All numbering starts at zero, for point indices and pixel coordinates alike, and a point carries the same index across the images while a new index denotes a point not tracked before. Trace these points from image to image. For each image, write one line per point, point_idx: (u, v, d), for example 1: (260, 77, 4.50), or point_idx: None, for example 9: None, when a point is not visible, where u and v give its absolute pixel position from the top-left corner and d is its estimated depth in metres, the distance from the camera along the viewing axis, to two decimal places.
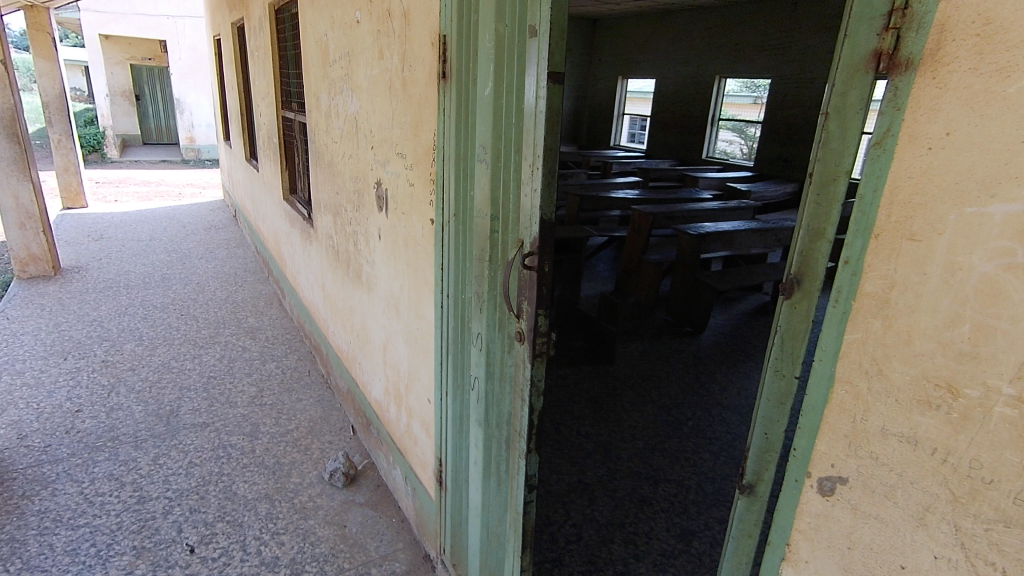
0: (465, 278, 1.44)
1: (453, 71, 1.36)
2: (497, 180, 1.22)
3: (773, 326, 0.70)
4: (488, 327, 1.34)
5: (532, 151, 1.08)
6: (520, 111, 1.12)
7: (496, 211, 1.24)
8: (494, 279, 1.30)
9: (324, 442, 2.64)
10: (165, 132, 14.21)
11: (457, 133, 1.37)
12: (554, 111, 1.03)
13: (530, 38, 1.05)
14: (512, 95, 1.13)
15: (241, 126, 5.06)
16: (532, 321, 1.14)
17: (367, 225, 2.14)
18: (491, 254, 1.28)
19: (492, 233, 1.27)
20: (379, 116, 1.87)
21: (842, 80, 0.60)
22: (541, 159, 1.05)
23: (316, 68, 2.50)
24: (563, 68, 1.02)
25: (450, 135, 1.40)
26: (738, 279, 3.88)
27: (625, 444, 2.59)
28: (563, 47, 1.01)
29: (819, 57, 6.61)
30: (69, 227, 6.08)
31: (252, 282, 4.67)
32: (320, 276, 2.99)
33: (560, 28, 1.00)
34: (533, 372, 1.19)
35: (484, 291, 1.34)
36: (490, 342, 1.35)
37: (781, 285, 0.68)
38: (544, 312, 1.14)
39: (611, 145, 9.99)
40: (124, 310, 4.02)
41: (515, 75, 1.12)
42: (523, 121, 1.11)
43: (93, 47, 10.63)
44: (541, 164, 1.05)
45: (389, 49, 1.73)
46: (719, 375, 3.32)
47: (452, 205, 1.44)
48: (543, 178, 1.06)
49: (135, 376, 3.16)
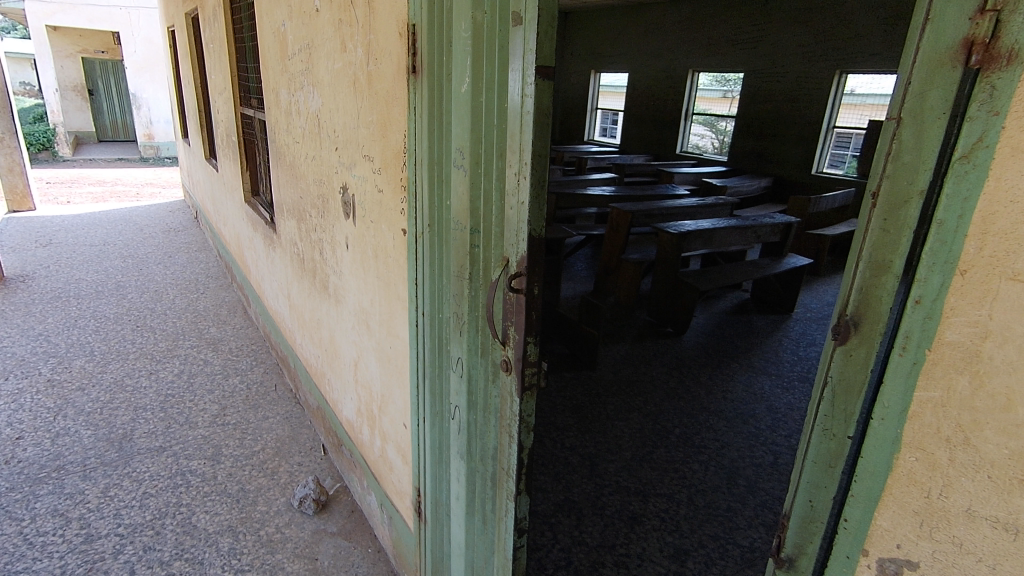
0: (441, 295, 1.30)
1: (424, 65, 1.21)
2: (477, 189, 1.08)
3: (821, 377, 0.60)
4: (469, 352, 1.21)
5: (517, 159, 0.94)
6: (503, 111, 0.97)
7: (475, 224, 1.10)
8: (473, 299, 1.16)
9: (292, 465, 2.47)
10: (122, 129, 13.64)
11: (430, 134, 1.22)
12: (542, 112, 0.90)
13: (513, 27, 0.91)
14: (493, 92, 0.99)
15: (199, 123, 4.79)
16: (520, 350, 1.01)
17: (332, 233, 1.98)
18: (471, 271, 1.14)
19: (472, 248, 1.13)
20: (343, 114, 1.71)
21: (920, 77, 0.50)
22: (528, 168, 0.92)
23: (274, 61, 2.31)
24: (552, 62, 0.88)
25: (422, 138, 1.25)
26: (719, 278, 3.82)
27: (612, 456, 2.49)
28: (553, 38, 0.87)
29: (791, 51, 6.62)
30: (15, 231, 5.70)
31: (214, 289, 4.43)
32: (285, 284, 2.81)
33: (549, 16, 0.86)
34: (522, 407, 1.05)
35: (463, 312, 1.20)
36: (472, 370, 1.21)
37: (833, 328, 0.58)
38: (533, 340, 1.00)
39: (584, 140, 9.92)
40: (73, 322, 3.75)
41: (496, 68, 0.97)
42: (506, 123, 0.97)
43: (39, 40, 10.06)
44: (529, 172, 0.92)
45: (352, 41, 1.57)
46: (702, 378, 3.25)
47: (425, 214, 1.29)
48: (530, 191, 0.92)
49: (83, 396, 2.92)
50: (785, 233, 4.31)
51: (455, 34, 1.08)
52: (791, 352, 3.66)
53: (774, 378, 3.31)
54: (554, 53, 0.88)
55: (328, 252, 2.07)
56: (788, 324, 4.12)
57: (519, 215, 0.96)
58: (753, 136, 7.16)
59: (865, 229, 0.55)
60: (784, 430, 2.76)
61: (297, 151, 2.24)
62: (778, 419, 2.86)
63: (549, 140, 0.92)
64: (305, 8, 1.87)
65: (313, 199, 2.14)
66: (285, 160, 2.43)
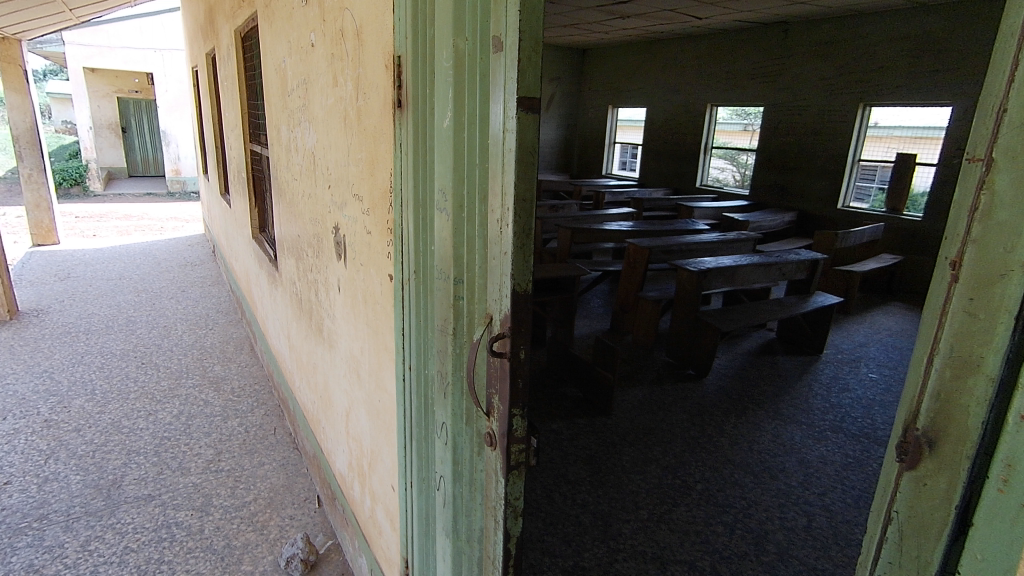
0: (428, 351, 1.17)
1: (409, 98, 1.10)
2: (460, 234, 0.95)
3: (895, 500, 0.57)
4: (453, 415, 1.07)
5: (498, 205, 0.82)
6: (485, 149, 0.86)
7: (459, 273, 0.97)
8: (458, 358, 1.02)
9: (284, 518, 2.32)
10: (152, 165, 14.07)
11: (415, 174, 1.11)
12: (527, 148, 0.77)
13: (493, 53, 0.80)
14: (475, 128, 0.88)
15: (215, 160, 4.82)
16: (505, 425, 0.87)
17: (326, 275, 1.87)
18: (455, 325, 1.01)
19: (456, 300, 0.99)
20: (335, 151, 1.62)
21: (1013, 125, 0.46)
22: (511, 214, 0.79)
23: (276, 98, 2.26)
24: (537, 92, 0.76)
25: (407, 179, 1.14)
26: (743, 318, 3.63)
27: (627, 515, 2.29)
28: (538, 65, 0.75)
29: (812, 84, 6.51)
30: (37, 265, 5.78)
31: (223, 325, 4.37)
32: (285, 324, 2.70)
33: (531, 39, 0.74)
34: (508, 489, 0.90)
35: (447, 372, 1.06)
36: (457, 438, 1.07)
37: (903, 447, 0.56)
38: (520, 413, 0.86)
39: (603, 174, 9.86)
40: (79, 359, 3.70)
41: (478, 100, 0.86)
42: (489, 161, 0.85)
43: (76, 80, 10.48)
44: (511, 219, 0.79)
45: (343, 74, 1.49)
46: (726, 427, 3.03)
47: (411, 261, 1.17)
48: (513, 240, 0.79)
49: (78, 438, 2.82)
50: (812, 271, 4.11)
51: (436, 60, 0.97)
52: (823, 399, 3.42)
53: (805, 427, 3.07)
54: (540, 82, 0.76)
55: (323, 294, 1.96)
56: (818, 367, 3.89)
57: (501, 266, 0.83)
58: (775, 169, 7.00)
59: (947, 318, 0.52)
60: (817, 488, 2.53)
61: (296, 190, 2.16)
62: (811, 475, 2.63)
63: (535, 182, 0.79)
64: (303, 42, 1.81)
65: (310, 237, 2.05)
66: (286, 198, 2.36)
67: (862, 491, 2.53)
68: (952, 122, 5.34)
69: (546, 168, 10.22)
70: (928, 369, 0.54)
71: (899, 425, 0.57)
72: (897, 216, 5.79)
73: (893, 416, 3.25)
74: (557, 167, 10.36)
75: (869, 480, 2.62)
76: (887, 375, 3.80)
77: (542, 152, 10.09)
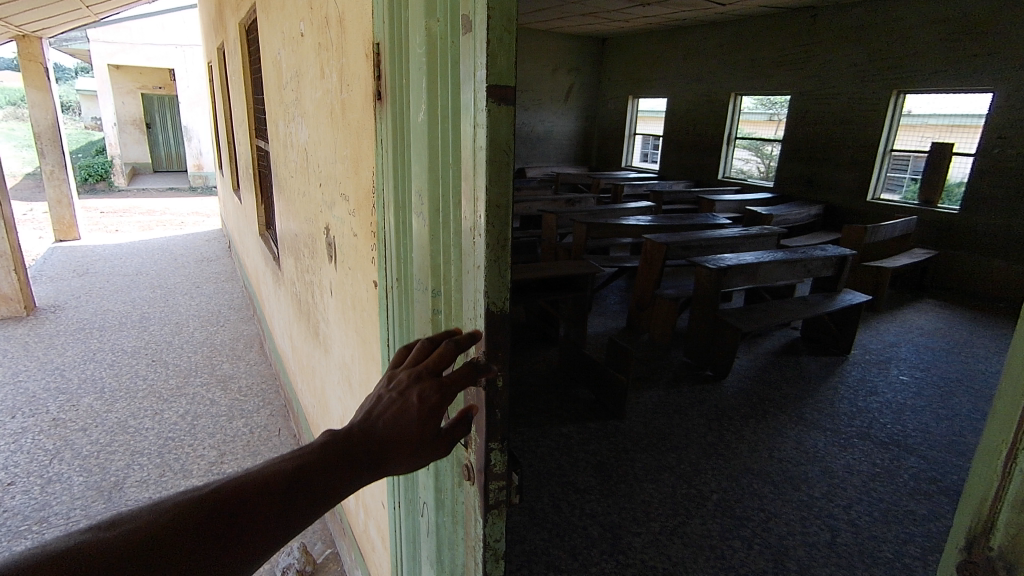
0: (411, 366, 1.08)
1: (388, 90, 1.00)
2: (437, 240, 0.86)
3: None
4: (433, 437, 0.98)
5: (471, 213, 0.72)
6: (459, 148, 0.76)
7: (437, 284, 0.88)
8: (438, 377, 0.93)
9: None
10: (176, 160, 14.27)
11: (394, 174, 1.01)
12: (498, 146, 0.67)
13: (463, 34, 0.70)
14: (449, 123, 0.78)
15: (228, 156, 4.79)
16: (483, 459, 0.78)
17: (321, 277, 1.80)
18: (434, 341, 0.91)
19: (434, 314, 0.90)
20: (324, 147, 1.53)
21: None
22: (482, 221, 0.69)
23: (273, 91, 2.18)
24: (511, 79, 0.65)
25: (388, 179, 1.04)
26: (765, 317, 3.48)
27: (638, 527, 2.18)
28: (512, 47, 0.65)
29: (842, 71, 6.24)
30: (58, 261, 5.86)
31: (234, 321, 4.35)
32: (288, 325, 2.65)
33: (502, 16, 0.63)
34: (485, 530, 0.81)
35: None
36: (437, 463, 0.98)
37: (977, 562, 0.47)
38: (498, 446, 0.77)
39: (623, 166, 9.66)
40: (91, 356, 3.71)
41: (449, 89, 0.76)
42: (462, 161, 0.75)
43: (101, 77, 10.62)
44: (484, 227, 0.69)
45: (330, 65, 1.39)
46: (745, 433, 2.89)
47: (393, 267, 1.07)
48: (487, 252, 0.70)
49: (84, 438, 2.80)
50: (839, 267, 3.92)
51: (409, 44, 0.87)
52: (849, 403, 3.25)
53: (830, 434, 2.91)
54: (515, 68, 0.65)
55: (318, 297, 1.88)
56: (844, 369, 3.71)
57: (476, 281, 0.74)
58: (801, 160, 6.75)
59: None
60: (842, 500, 2.39)
61: (293, 187, 2.08)
62: (835, 486, 2.48)
63: (510, 185, 0.69)
64: (296, 31, 1.72)
65: (306, 237, 1.97)
66: (285, 195, 2.28)
67: (890, 504, 2.38)
68: (992, 109, 5.07)
69: (564, 161, 10.04)
70: (1006, 473, 0.46)
71: (959, 525, 0.49)
72: (931, 208, 5.53)
73: (925, 421, 3.07)
74: (576, 159, 10.19)
75: (898, 491, 2.46)
76: (918, 377, 3.60)
77: (560, 145, 9.91)
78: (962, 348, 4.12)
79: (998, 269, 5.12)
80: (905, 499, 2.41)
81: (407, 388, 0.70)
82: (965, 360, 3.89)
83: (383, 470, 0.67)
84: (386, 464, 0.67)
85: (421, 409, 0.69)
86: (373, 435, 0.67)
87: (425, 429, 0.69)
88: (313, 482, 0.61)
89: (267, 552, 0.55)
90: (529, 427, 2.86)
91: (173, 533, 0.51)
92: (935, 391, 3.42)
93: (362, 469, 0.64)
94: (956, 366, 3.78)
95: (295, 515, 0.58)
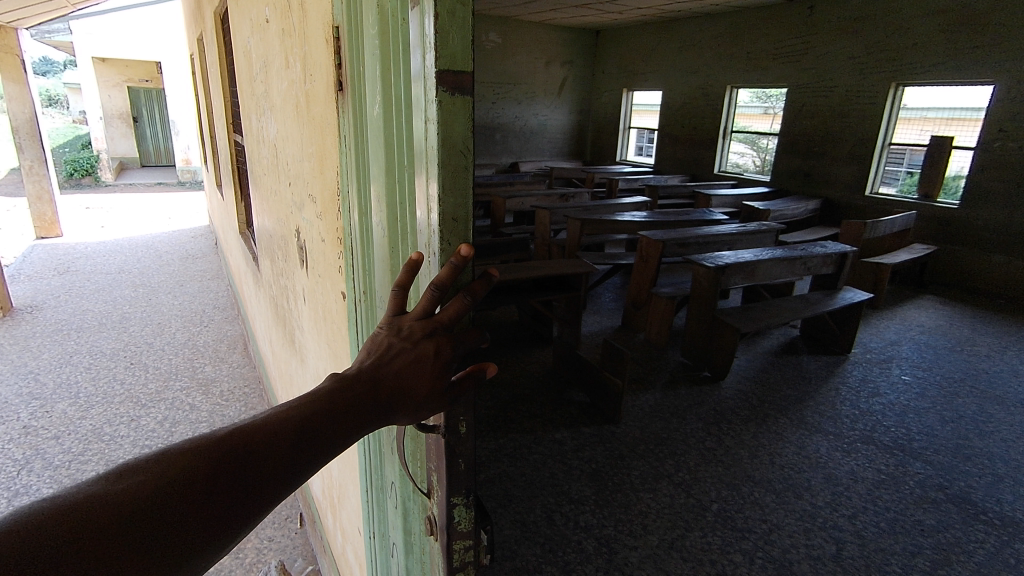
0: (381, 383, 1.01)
1: (345, 81, 0.90)
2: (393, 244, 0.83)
3: None
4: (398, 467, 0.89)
5: (425, 219, 0.72)
6: (411, 148, 0.72)
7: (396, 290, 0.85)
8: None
9: (261, 540, 2.14)
10: (164, 154, 14.04)
11: (354, 166, 0.88)
12: (450, 144, 0.66)
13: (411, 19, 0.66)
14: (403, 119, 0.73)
15: (210, 150, 4.64)
16: (447, 514, 0.76)
17: (293, 284, 1.67)
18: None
19: None
20: (292, 142, 1.40)
21: None
22: (438, 230, 0.70)
23: (245, 83, 2.04)
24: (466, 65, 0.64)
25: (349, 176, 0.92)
26: (765, 318, 3.38)
27: (635, 541, 2.08)
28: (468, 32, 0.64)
29: (839, 63, 6.13)
30: (38, 259, 5.69)
31: (218, 322, 4.22)
32: (267, 327, 2.53)
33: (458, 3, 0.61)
34: None
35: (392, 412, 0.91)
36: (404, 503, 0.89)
37: None
38: (462, 500, 0.76)
39: (618, 161, 9.53)
40: (67, 359, 3.57)
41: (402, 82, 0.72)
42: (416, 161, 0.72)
43: (85, 70, 10.40)
44: (438, 232, 0.70)
45: (293, 53, 1.27)
46: (745, 438, 2.79)
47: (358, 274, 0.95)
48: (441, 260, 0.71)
49: (56, 447, 2.68)
50: (839, 264, 3.83)
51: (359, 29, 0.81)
52: (851, 405, 3.16)
53: (832, 438, 2.82)
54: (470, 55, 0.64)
55: (292, 305, 1.75)
56: (844, 369, 3.62)
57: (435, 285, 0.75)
58: (798, 154, 6.65)
59: None
60: (847, 510, 2.30)
61: (267, 186, 1.94)
62: (839, 495, 2.39)
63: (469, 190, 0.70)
64: (263, 16, 1.59)
65: (279, 239, 1.84)
66: (259, 193, 2.14)
67: (897, 514, 2.29)
68: (993, 102, 4.98)
69: (558, 154, 9.91)
70: None
71: None
72: (930, 203, 5.45)
73: (929, 424, 2.98)
74: (570, 153, 10.06)
75: (904, 499, 2.37)
76: (921, 377, 3.52)
77: (554, 138, 9.77)
78: (963, 346, 4.04)
79: (999, 265, 5.04)
80: (912, 508, 2.32)
81: (418, 338, 0.68)
82: (967, 359, 3.82)
83: (389, 419, 0.69)
84: (392, 414, 0.68)
85: (436, 362, 0.68)
86: (383, 383, 0.68)
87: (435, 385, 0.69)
88: (321, 425, 0.63)
89: (280, 496, 0.59)
90: (522, 433, 2.76)
91: (194, 479, 0.53)
92: (938, 392, 3.34)
93: (365, 417, 0.66)
94: (959, 365, 3.70)
95: (305, 463, 0.61)
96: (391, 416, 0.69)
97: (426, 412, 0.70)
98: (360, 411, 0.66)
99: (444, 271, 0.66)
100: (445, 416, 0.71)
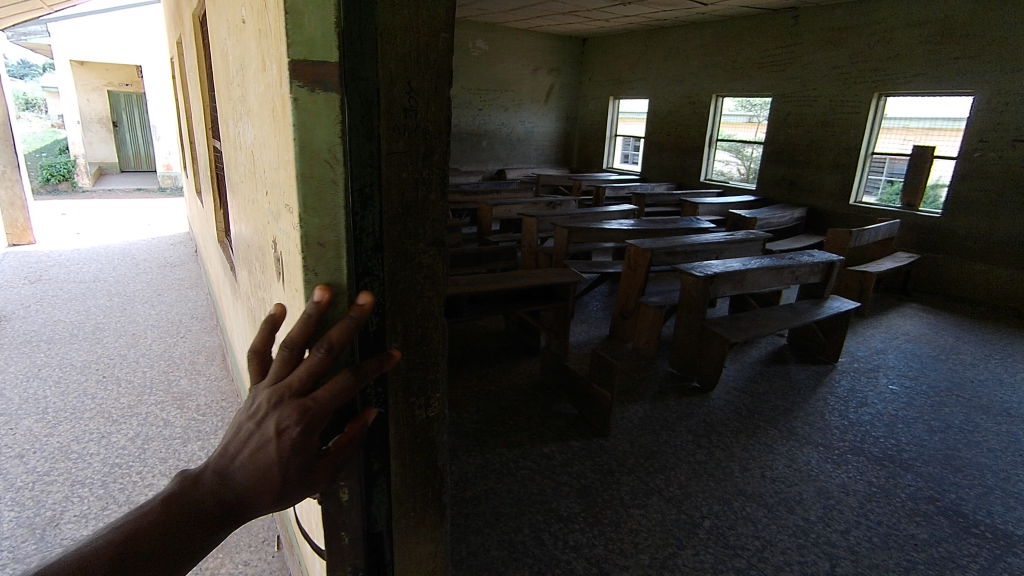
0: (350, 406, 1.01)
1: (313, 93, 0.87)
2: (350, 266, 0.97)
3: None
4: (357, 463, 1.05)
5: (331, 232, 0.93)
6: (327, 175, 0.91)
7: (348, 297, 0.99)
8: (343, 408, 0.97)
9: (237, 564, 2.05)
10: (144, 159, 13.77)
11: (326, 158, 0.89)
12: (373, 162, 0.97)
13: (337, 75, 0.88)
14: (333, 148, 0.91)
15: (189, 156, 4.53)
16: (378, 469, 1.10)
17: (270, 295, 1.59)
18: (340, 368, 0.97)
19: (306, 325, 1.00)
20: (269, 148, 1.32)
21: None
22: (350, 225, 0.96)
23: (223, 86, 1.96)
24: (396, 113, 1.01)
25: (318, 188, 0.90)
26: (754, 328, 3.35)
27: (626, 561, 2.02)
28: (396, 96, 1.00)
29: (824, 72, 6.17)
30: (9, 267, 5.51)
31: (196, 332, 4.09)
32: (245, 340, 2.44)
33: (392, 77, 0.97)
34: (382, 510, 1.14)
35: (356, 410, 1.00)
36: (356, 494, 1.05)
37: None
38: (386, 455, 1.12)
39: (604, 168, 9.53)
40: (36, 372, 3.43)
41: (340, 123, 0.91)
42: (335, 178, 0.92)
43: (62, 73, 10.16)
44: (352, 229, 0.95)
45: (269, 55, 1.21)
46: (735, 450, 2.75)
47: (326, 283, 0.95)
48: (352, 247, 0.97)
49: (19, 467, 2.55)
50: (827, 273, 3.82)
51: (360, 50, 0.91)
52: (840, 416, 3.14)
53: (823, 450, 2.79)
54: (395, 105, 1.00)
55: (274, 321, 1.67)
56: (832, 378, 3.61)
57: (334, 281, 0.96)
58: (783, 163, 6.69)
59: None
60: (839, 524, 2.26)
61: (244, 193, 1.85)
62: (832, 509, 2.35)
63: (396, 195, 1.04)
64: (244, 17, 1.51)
65: (257, 251, 1.75)
66: (237, 200, 2.04)
67: (890, 528, 2.25)
68: (974, 112, 5.04)
69: (544, 161, 9.88)
70: None
71: None
72: (913, 212, 5.50)
73: (918, 434, 2.97)
74: (557, 161, 10.05)
75: (896, 513, 2.34)
76: (908, 386, 3.51)
77: (541, 145, 9.75)
78: (949, 354, 4.05)
79: (981, 273, 5.09)
80: (905, 522, 2.29)
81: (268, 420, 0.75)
82: (953, 368, 3.82)
83: (240, 518, 0.74)
84: (244, 512, 0.74)
85: (286, 447, 0.75)
86: (236, 482, 0.73)
87: (289, 474, 0.76)
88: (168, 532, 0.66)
89: None
90: (509, 448, 2.69)
91: None
92: (925, 401, 3.33)
93: (215, 518, 0.71)
94: (945, 374, 3.71)
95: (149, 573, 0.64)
96: (242, 515, 0.74)
97: (288, 495, 0.77)
98: (218, 508, 0.71)
99: (304, 336, 0.79)
100: (302, 499, 0.78)
